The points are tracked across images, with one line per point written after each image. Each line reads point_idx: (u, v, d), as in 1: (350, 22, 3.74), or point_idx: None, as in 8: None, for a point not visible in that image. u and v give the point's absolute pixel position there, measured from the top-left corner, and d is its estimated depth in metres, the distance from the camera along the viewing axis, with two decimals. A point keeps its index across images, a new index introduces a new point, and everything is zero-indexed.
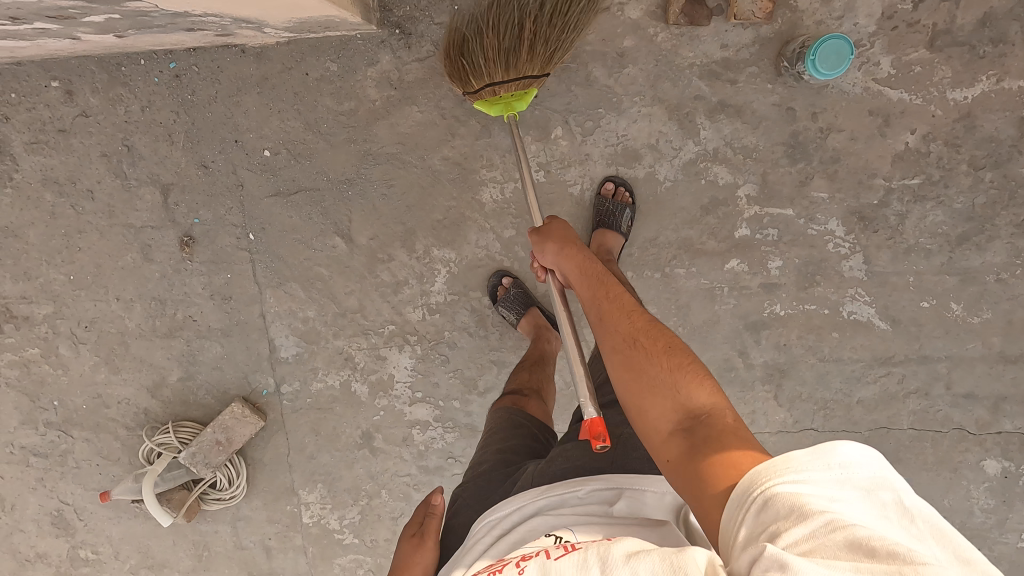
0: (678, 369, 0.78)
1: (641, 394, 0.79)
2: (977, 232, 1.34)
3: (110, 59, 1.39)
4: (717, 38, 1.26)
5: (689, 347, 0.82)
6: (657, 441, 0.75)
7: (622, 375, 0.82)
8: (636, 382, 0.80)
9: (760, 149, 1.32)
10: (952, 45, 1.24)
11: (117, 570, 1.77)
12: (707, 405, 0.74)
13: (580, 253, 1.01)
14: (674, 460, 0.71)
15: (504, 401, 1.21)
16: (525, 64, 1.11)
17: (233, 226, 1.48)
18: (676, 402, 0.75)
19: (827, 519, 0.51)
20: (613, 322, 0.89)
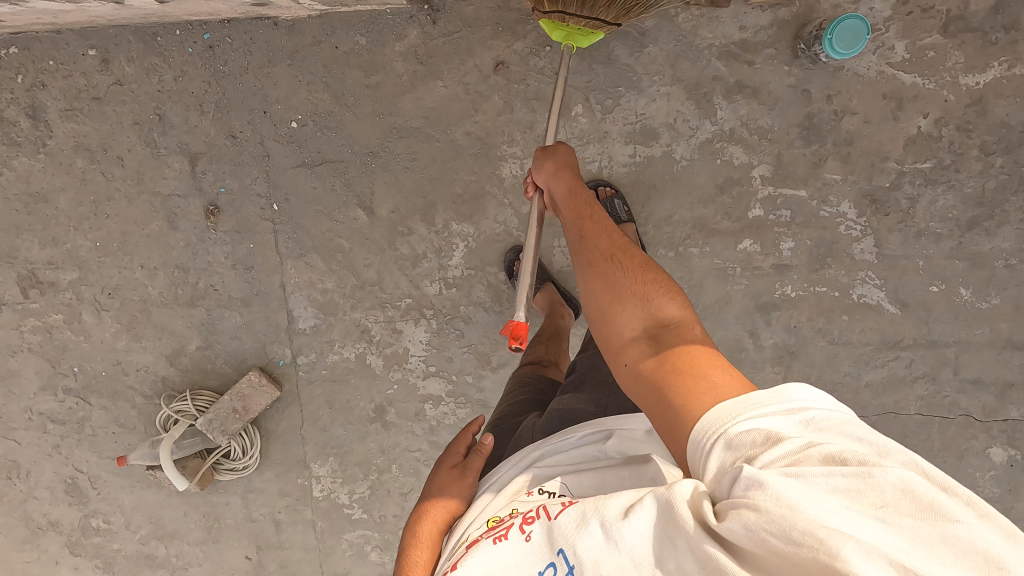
0: (652, 284, 0.80)
1: (610, 300, 0.81)
2: (986, 217, 1.37)
3: (147, 30, 1.45)
4: (736, 19, 1.30)
5: (661, 266, 0.84)
6: (620, 346, 0.78)
7: (597, 283, 0.83)
8: (609, 291, 0.81)
9: (776, 130, 1.35)
10: (964, 31, 1.27)
11: (126, 541, 1.78)
12: (677, 318, 0.77)
13: (575, 180, 1.00)
14: (640, 365, 0.73)
15: (524, 371, 1.26)
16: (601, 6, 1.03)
17: (258, 196, 1.52)
18: (648, 314, 0.78)
19: (802, 439, 0.53)
20: (593, 239, 0.89)
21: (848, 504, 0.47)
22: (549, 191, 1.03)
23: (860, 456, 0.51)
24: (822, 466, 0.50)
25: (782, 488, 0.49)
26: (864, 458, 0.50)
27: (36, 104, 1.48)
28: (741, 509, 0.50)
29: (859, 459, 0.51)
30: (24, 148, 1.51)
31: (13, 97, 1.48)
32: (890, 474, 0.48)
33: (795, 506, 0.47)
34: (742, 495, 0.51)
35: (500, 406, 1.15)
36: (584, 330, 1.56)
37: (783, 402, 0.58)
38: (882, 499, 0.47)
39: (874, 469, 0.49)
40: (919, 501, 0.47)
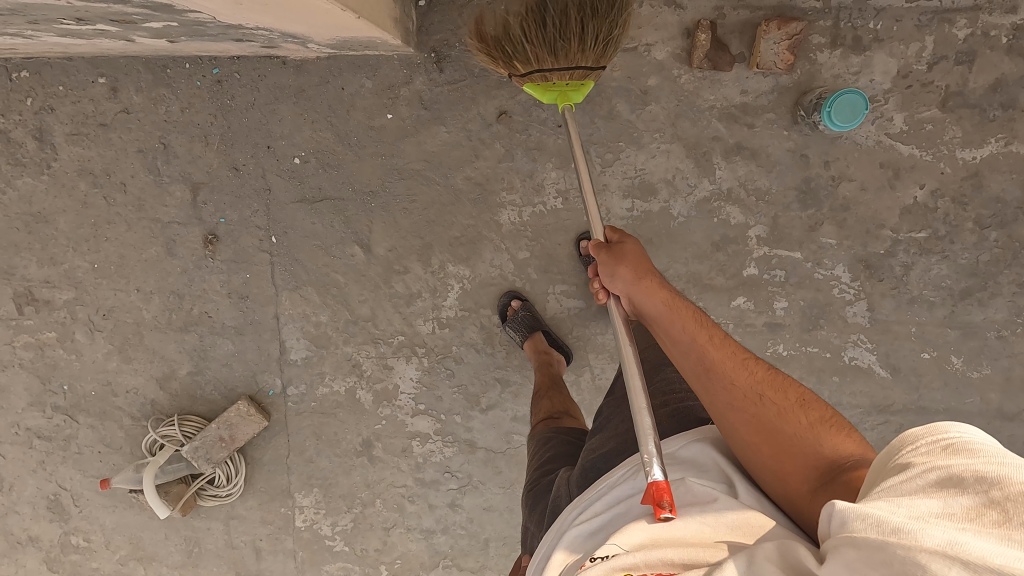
0: (821, 425, 0.77)
1: (777, 455, 0.75)
2: (979, 288, 1.37)
3: (157, 62, 1.46)
4: (738, 83, 1.32)
5: (814, 395, 0.82)
6: (793, 495, 0.72)
7: (747, 430, 0.77)
8: (770, 445, 0.75)
9: (773, 192, 1.36)
10: (962, 107, 1.29)
11: (105, 561, 1.76)
12: (853, 456, 0.72)
13: (660, 283, 0.92)
14: (825, 515, 0.67)
15: (539, 427, 1.23)
16: (579, 54, 1.08)
17: (257, 228, 1.53)
18: (817, 458, 0.73)
19: (925, 473, 0.53)
20: (720, 372, 0.83)
21: (958, 523, 0.45)
22: (631, 301, 0.94)
23: (987, 477, 0.48)
24: (938, 496, 0.49)
25: (883, 517, 0.49)
26: (990, 479, 0.47)
27: (43, 126, 1.50)
28: (843, 546, 0.50)
29: (988, 482, 0.47)
30: (28, 169, 1.52)
31: (21, 119, 1.50)
32: (1007, 489, 0.45)
33: (896, 529, 0.47)
34: (842, 532, 0.52)
35: (528, 473, 1.12)
36: (575, 376, 1.56)
37: (933, 435, 0.56)
38: (1004, 514, 0.43)
39: (993, 491, 0.46)
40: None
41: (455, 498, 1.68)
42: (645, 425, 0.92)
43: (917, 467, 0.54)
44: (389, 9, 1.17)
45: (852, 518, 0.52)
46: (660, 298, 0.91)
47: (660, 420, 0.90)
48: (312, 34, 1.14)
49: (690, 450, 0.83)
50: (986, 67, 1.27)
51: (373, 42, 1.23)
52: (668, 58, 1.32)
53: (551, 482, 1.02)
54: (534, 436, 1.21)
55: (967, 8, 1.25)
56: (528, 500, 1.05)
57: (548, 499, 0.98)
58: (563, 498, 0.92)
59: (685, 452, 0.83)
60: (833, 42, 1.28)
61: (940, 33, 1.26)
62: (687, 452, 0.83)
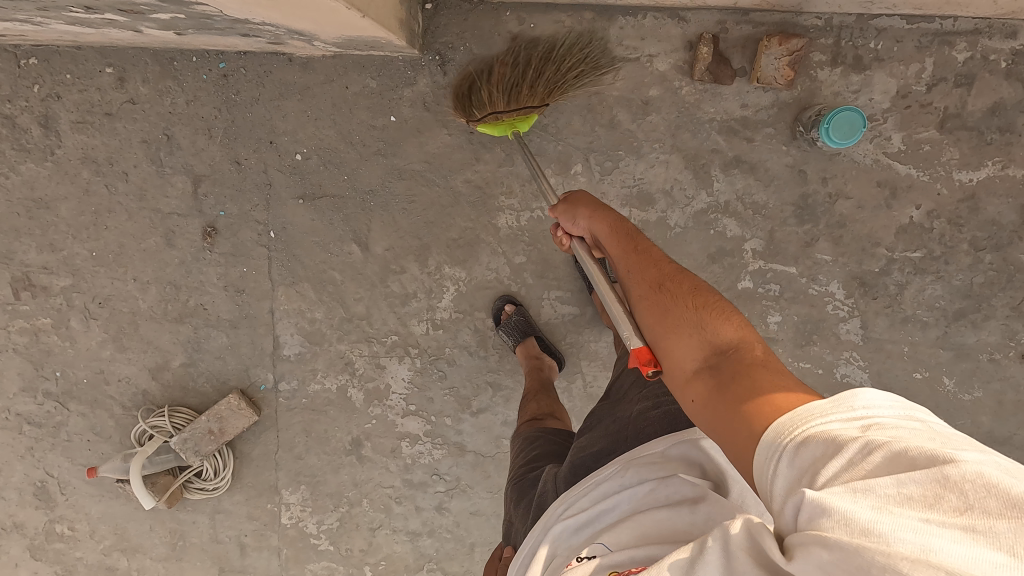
0: (705, 307, 0.75)
1: (669, 336, 0.76)
2: (973, 309, 1.38)
3: (165, 54, 1.48)
4: (739, 97, 1.33)
5: (707, 284, 0.80)
6: (684, 381, 0.72)
7: (653, 319, 0.79)
8: (665, 325, 0.77)
9: (770, 207, 1.37)
10: (960, 129, 1.30)
11: (89, 550, 1.76)
12: (735, 339, 0.71)
13: (609, 213, 0.94)
14: (700, 399, 0.68)
15: (525, 427, 1.24)
16: (527, 93, 1.13)
17: (256, 223, 1.53)
18: (702, 340, 0.72)
19: (856, 447, 0.47)
20: (639, 271, 0.85)
21: (924, 515, 0.40)
22: (592, 234, 0.96)
23: (937, 455, 0.43)
24: (888, 475, 0.43)
25: (849, 514, 0.43)
26: (939, 456, 0.43)
27: (49, 113, 1.51)
28: (811, 546, 0.45)
29: (934, 460, 0.42)
30: (32, 155, 1.54)
31: (27, 105, 1.51)
32: (965, 470, 0.40)
33: (868, 532, 0.41)
34: (809, 531, 0.46)
35: (513, 469, 1.12)
36: (567, 383, 1.55)
37: (845, 409, 0.51)
38: (966, 503, 0.39)
39: (949, 470, 0.41)
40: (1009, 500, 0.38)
41: (443, 501, 1.67)
42: (633, 422, 0.90)
43: (846, 440, 0.48)
44: (395, 10, 1.18)
45: (818, 511, 0.45)
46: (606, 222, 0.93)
47: (647, 419, 0.89)
48: (317, 32, 1.15)
49: (678, 450, 0.77)
50: (985, 90, 1.28)
51: (378, 42, 1.24)
52: (671, 70, 1.33)
53: (537, 479, 1.02)
54: (519, 434, 1.21)
55: (967, 31, 1.26)
56: (512, 495, 1.05)
57: (533, 495, 0.98)
58: (548, 494, 0.91)
59: (674, 451, 0.77)
60: (834, 60, 1.28)
61: (941, 55, 1.27)
62: (676, 451, 0.77)
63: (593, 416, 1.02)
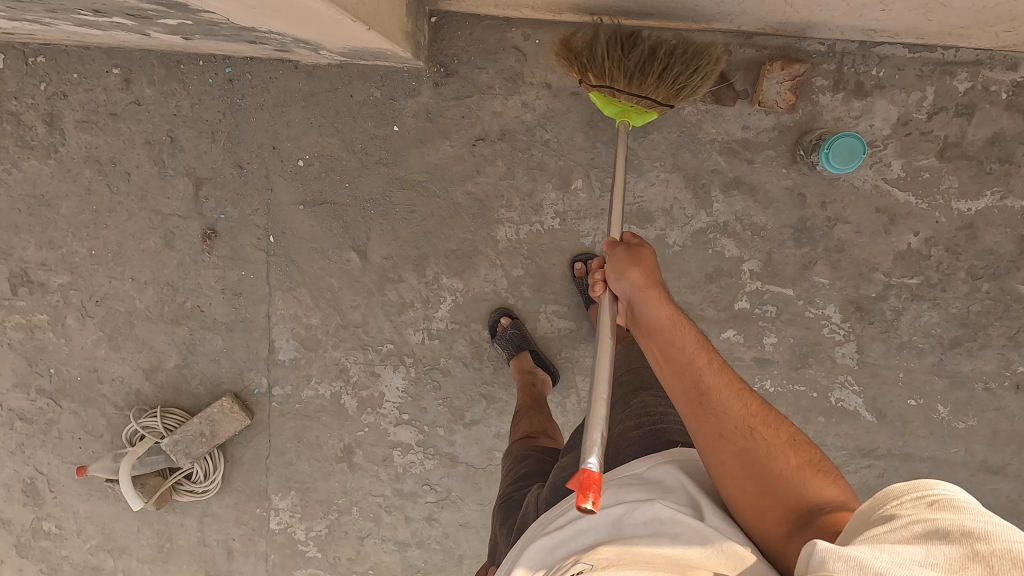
0: (809, 466, 0.75)
1: (754, 490, 0.73)
2: (969, 338, 1.38)
3: (171, 57, 1.49)
4: (740, 119, 1.33)
5: (804, 436, 0.79)
6: (768, 537, 0.69)
7: (729, 463, 0.75)
8: (750, 479, 0.73)
9: (768, 229, 1.37)
10: (960, 158, 1.30)
11: (75, 549, 1.75)
12: (834, 499, 0.71)
13: (667, 296, 0.88)
14: (799, 557, 0.65)
15: (515, 444, 1.24)
16: (650, 85, 1.09)
17: (256, 227, 1.54)
18: (800, 498, 0.71)
19: (904, 523, 0.53)
20: (719, 402, 0.80)
21: (943, 572, 0.46)
22: (632, 303, 0.89)
23: (972, 531, 0.48)
24: (922, 545, 0.50)
25: (869, 559, 0.49)
26: (972, 533, 0.48)
27: (54, 111, 1.52)
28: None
29: (971, 534, 0.48)
30: (35, 152, 1.54)
31: (33, 103, 1.52)
32: (994, 545, 0.46)
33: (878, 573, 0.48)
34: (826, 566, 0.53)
35: (502, 486, 1.12)
36: (561, 398, 1.55)
37: (918, 489, 0.56)
38: (989, 569, 0.45)
39: (979, 545, 0.47)
40: (1021, 567, 0.43)
41: (432, 512, 1.66)
42: (618, 443, 0.90)
43: (903, 513, 0.55)
44: (401, 22, 1.19)
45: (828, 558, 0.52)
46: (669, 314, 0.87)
47: (630, 438, 0.88)
48: (323, 42, 1.16)
49: (656, 471, 0.79)
50: (985, 120, 1.28)
51: (382, 53, 1.25)
52: None
53: (523, 497, 1.02)
54: (509, 452, 1.21)
55: (969, 61, 1.26)
56: (497, 514, 1.05)
57: (517, 515, 0.98)
58: (531, 515, 0.91)
59: (652, 473, 0.79)
60: (835, 86, 1.29)
61: (942, 84, 1.27)
62: (654, 474, 0.78)
63: (578, 435, 1.02)
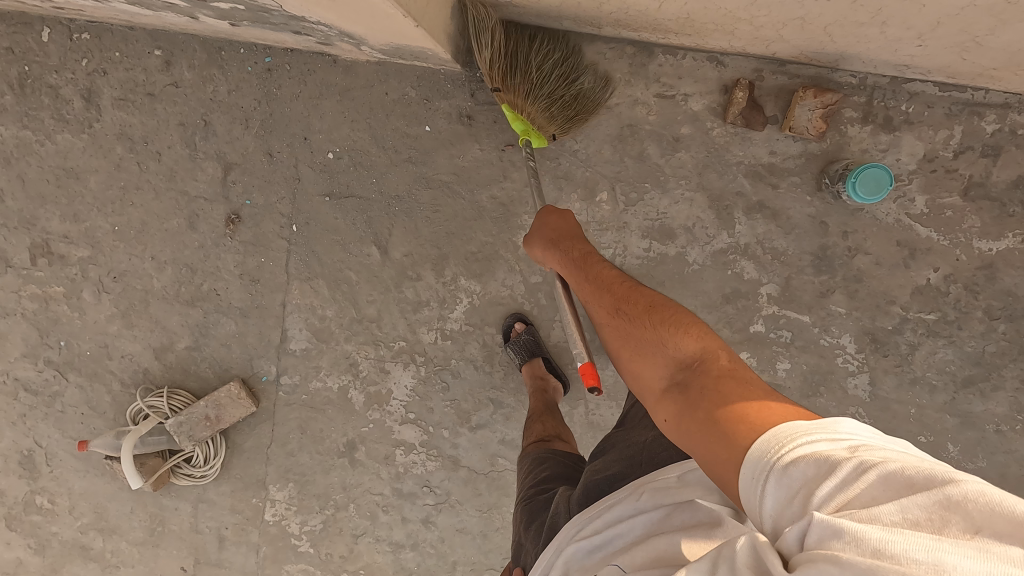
0: (665, 325, 0.79)
1: (635, 357, 0.81)
2: (983, 378, 1.37)
3: (214, 43, 1.52)
4: (768, 144, 1.35)
5: (670, 301, 0.83)
6: (657, 399, 0.76)
7: (617, 344, 0.85)
8: (628, 347, 0.82)
9: (789, 254, 1.38)
10: (983, 198, 1.32)
11: (65, 526, 1.73)
12: (697, 352, 0.74)
13: (559, 242, 1.07)
14: (672, 416, 0.71)
15: (531, 448, 1.24)
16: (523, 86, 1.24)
17: (280, 215, 1.55)
18: (666, 358, 0.76)
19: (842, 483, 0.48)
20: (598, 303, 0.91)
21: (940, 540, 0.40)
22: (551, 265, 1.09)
23: (936, 474, 0.44)
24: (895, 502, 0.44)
25: (860, 531, 0.43)
26: (939, 478, 0.43)
27: (93, 87, 1.55)
28: (819, 562, 0.44)
29: (936, 479, 0.44)
30: (70, 126, 1.57)
31: (73, 78, 1.55)
32: (966, 489, 0.41)
33: (882, 553, 0.41)
34: (817, 548, 0.45)
35: (522, 490, 1.12)
36: (569, 408, 1.54)
37: (830, 433, 0.52)
38: (975, 526, 0.40)
39: (950, 490, 0.42)
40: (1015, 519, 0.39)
41: (430, 515, 1.65)
42: (651, 447, 0.90)
43: (839, 458, 0.49)
44: (446, 24, 1.21)
45: (829, 535, 0.45)
46: (558, 257, 1.04)
47: (663, 443, 0.88)
48: (368, 37, 1.19)
49: (695, 475, 0.74)
50: (1011, 162, 1.30)
51: (424, 53, 1.28)
52: (704, 110, 1.36)
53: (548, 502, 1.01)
54: (525, 455, 1.22)
55: (998, 104, 1.28)
56: (523, 517, 1.04)
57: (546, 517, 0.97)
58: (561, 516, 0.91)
59: (692, 475, 0.74)
60: (864, 118, 1.31)
61: (970, 124, 1.29)
62: (693, 475, 0.74)
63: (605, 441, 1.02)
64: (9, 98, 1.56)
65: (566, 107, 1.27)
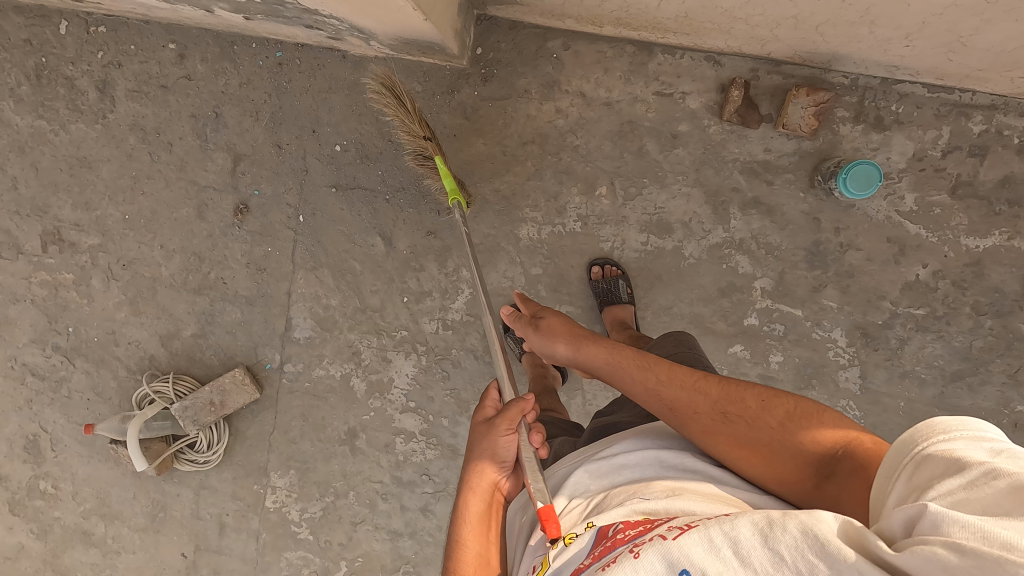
0: (791, 416, 0.76)
1: (766, 453, 0.74)
2: (971, 372, 1.41)
3: (227, 38, 1.57)
4: (763, 141, 1.39)
5: (771, 390, 0.81)
6: (816, 494, 0.70)
7: (728, 444, 0.77)
8: (750, 440, 0.76)
9: (782, 249, 1.42)
10: (971, 197, 1.36)
11: (68, 511, 1.75)
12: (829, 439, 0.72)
13: (594, 343, 0.99)
14: (845, 502, 0.65)
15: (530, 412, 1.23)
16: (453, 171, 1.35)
17: (287, 205, 1.59)
18: (807, 450, 0.72)
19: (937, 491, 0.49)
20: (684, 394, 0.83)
21: None
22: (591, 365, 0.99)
23: None
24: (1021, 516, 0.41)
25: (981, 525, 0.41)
26: None
27: (107, 79, 1.60)
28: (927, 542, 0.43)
29: None
30: (84, 116, 1.61)
31: (89, 70, 1.60)
32: None
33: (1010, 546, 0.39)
34: (928, 535, 0.44)
35: None
36: (567, 398, 1.58)
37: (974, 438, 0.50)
38: None
39: None
40: None
41: (428, 503, 1.67)
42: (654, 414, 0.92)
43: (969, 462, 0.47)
44: (453, 20, 1.25)
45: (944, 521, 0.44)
46: (605, 354, 0.96)
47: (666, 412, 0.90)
48: (377, 31, 1.23)
49: None
50: (997, 162, 1.34)
51: (431, 48, 1.32)
52: (701, 108, 1.40)
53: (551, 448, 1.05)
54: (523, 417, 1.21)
55: (985, 105, 1.33)
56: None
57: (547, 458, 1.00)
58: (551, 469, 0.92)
59: None
60: (856, 117, 1.35)
61: (958, 125, 1.33)
62: None
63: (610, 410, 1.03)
64: (25, 88, 1.61)
65: (465, 182, 1.42)
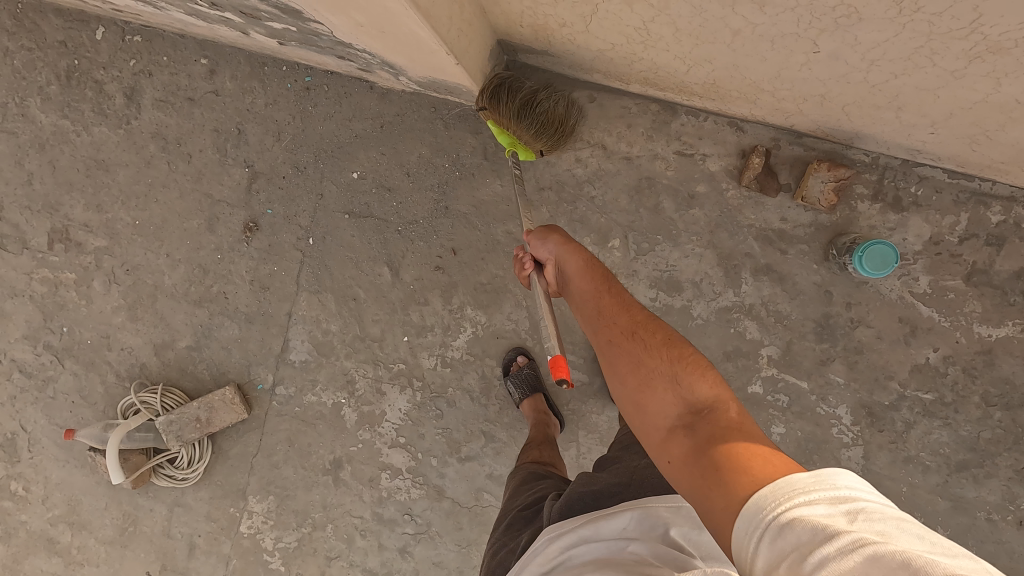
0: (680, 362, 0.79)
1: (642, 384, 0.79)
2: (976, 463, 1.37)
3: (259, 58, 1.59)
4: (780, 210, 1.39)
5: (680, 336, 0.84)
6: (658, 435, 0.75)
7: (624, 366, 0.82)
8: (637, 372, 0.80)
9: (792, 318, 1.40)
10: (985, 284, 1.34)
11: (35, 516, 1.69)
12: (711, 397, 0.74)
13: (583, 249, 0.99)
14: (677, 459, 0.70)
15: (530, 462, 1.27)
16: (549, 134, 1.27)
17: (299, 227, 1.59)
18: (677, 395, 0.76)
19: (850, 513, 0.50)
20: (612, 316, 0.89)
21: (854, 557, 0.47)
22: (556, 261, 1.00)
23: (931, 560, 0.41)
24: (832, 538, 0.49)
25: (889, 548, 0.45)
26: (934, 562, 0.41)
27: (136, 87, 1.62)
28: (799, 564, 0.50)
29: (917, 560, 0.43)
30: (108, 120, 1.62)
31: (119, 76, 1.62)
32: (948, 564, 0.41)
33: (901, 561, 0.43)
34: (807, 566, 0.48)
35: (512, 498, 1.16)
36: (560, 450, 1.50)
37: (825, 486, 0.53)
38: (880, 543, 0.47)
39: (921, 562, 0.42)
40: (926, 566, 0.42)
41: (408, 544, 1.59)
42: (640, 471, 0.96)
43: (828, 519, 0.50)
44: (483, 64, 1.27)
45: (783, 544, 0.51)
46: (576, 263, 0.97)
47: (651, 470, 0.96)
48: (408, 69, 1.25)
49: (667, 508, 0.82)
50: (1014, 253, 1.33)
51: (458, 88, 1.33)
52: (720, 171, 1.41)
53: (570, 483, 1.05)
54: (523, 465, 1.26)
55: (1004, 196, 1.32)
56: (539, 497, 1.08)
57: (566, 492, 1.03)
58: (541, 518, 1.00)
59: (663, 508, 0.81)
60: (874, 196, 1.35)
61: (976, 213, 1.33)
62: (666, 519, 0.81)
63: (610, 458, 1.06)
64: (54, 88, 1.63)
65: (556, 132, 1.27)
